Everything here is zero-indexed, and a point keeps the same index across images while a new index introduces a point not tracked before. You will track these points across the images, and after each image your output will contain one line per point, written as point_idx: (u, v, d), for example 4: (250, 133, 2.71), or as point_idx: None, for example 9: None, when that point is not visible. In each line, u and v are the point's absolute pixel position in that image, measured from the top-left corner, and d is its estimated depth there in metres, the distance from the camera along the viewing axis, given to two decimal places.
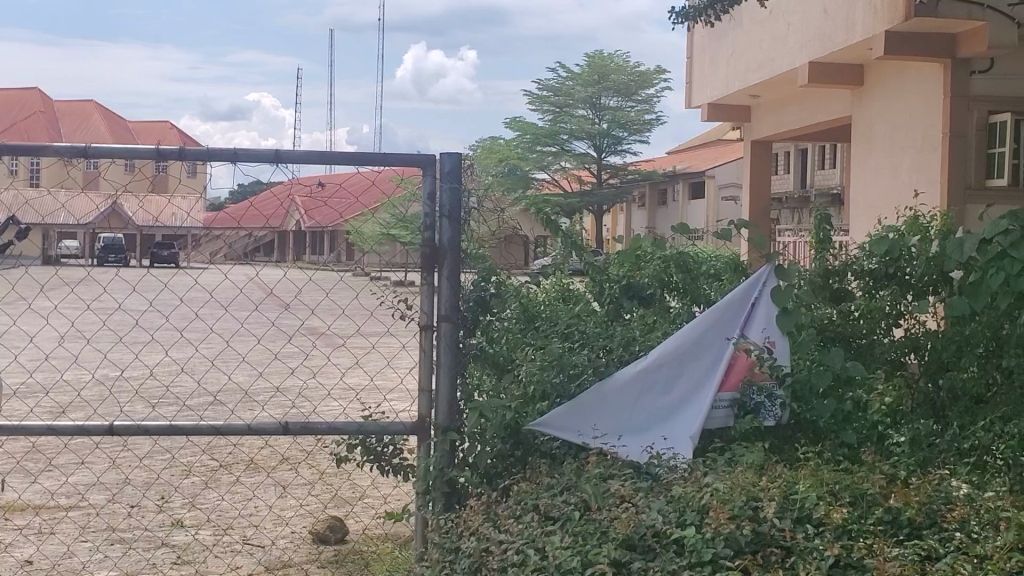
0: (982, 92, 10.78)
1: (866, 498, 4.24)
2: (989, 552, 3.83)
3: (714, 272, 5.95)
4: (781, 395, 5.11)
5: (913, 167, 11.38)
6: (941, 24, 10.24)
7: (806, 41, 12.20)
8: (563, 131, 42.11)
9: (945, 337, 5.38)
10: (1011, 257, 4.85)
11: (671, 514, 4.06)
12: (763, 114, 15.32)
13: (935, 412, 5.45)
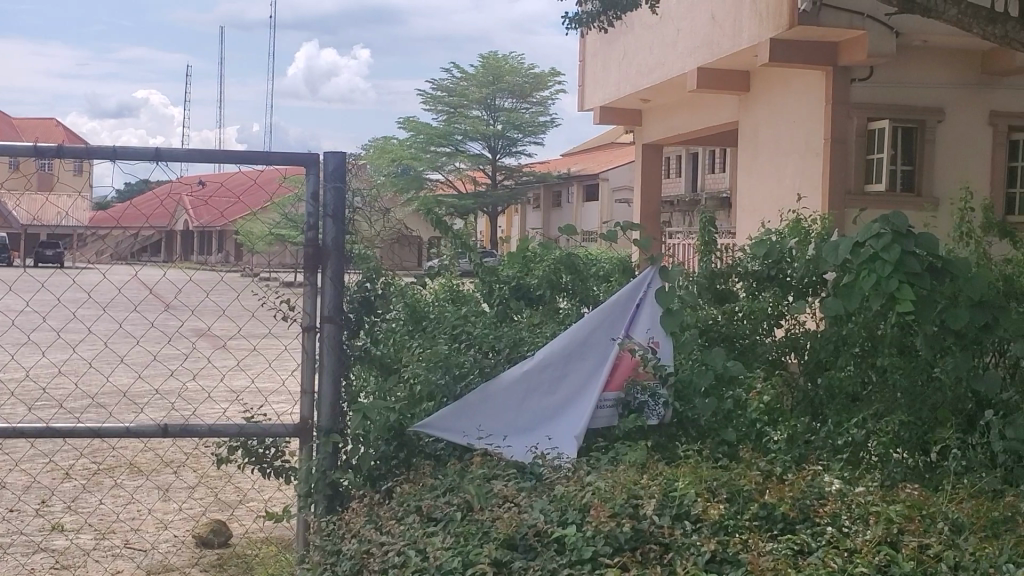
0: (861, 99, 10.98)
1: (742, 495, 4.35)
2: (858, 545, 3.94)
3: (604, 273, 6.07)
4: (664, 394, 5.19)
5: (797, 171, 11.64)
6: (822, 33, 10.47)
7: (694, 47, 12.38)
8: (457, 131, 41.55)
9: (823, 337, 5.52)
10: (882, 259, 4.98)
11: (553, 514, 4.11)
12: (655, 116, 15.50)
13: (812, 409, 5.54)
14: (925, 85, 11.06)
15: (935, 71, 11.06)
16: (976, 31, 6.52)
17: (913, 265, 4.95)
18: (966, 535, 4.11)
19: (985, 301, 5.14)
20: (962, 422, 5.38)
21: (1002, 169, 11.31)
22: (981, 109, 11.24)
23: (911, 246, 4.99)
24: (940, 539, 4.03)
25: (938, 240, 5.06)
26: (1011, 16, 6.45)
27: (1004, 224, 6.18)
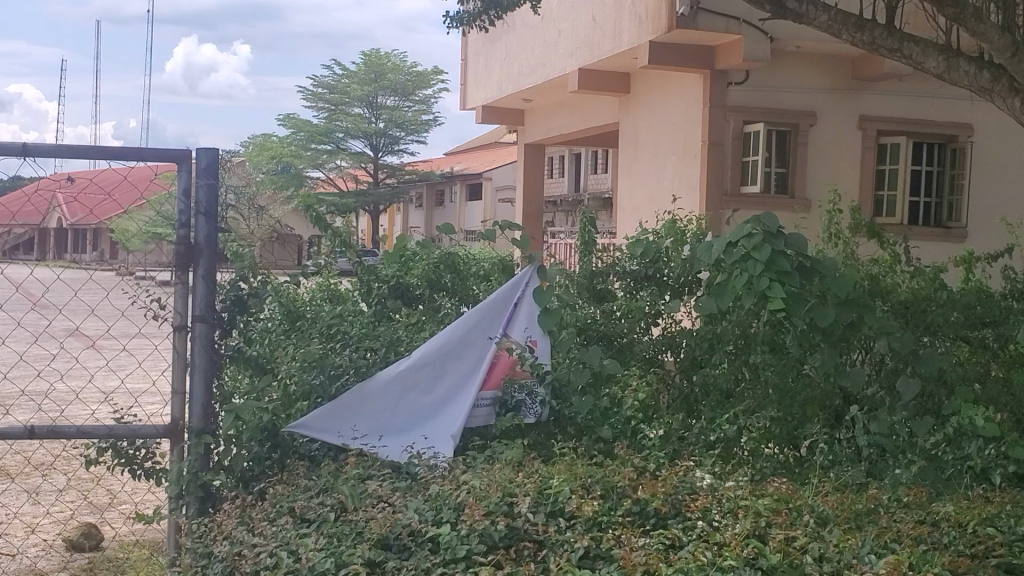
0: (737, 102, 11.15)
1: (616, 491, 4.41)
2: (728, 539, 4.02)
3: (483, 273, 6.14)
4: (541, 392, 5.25)
5: (675, 172, 11.82)
6: (699, 37, 10.64)
7: (574, 48, 12.46)
8: (338, 129, 40.29)
9: (699, 334, 5.61)
10: (754, 259, 5.07)
11: (428, 513, 4.12)
12: (537, 116, 15.58)
13: (687, 405, 5.64)
14: (799, 90, 11.28)
15: (808, 76, 11.29)
16: (845, 38, 6.43)
17: (784, 264, 5.07)
18: (830, 528, 4.22)
19: (852, 300, 5.20)
20: (829, 418, 5.54)
21: (871, 171, 11.62)
22: (853, 113, 11.51)
23: (781, 245, 5.11)
24: (806, 531, 4.12)
25: (807, 240, 5.18)
26: (879, 24, 6.41)
27: (871, 225, 6.38)
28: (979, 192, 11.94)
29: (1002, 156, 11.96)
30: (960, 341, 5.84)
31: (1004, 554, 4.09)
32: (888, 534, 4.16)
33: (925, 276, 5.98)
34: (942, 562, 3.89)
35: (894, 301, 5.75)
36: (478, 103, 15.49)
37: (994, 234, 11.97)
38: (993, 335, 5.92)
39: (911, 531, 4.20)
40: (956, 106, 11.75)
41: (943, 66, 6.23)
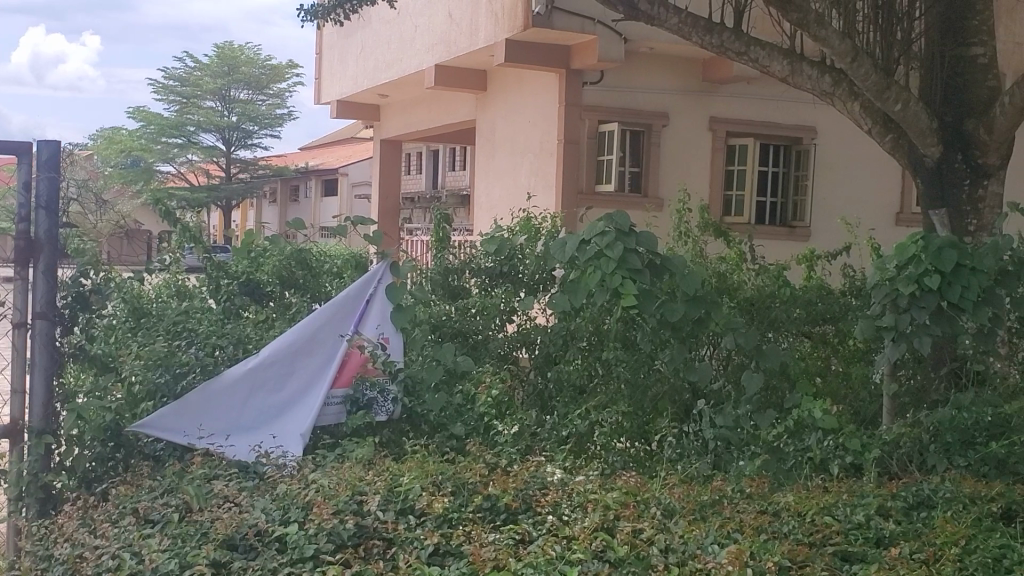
0: (592, 102, 10.36)
1: (467, 488, 4.42)
2: (576, 533, 4.06)
3: (336, 270, 6.10)
4: (393, 390, 5.30)
5: (533, 170, 10.98)
6: (553, 36, 9.85)
7: (432, 44, 11.73)
8: (189, 123, 34.07)
9: (552, 332, 5.64)
10: (606, 257, 5.13)
11: (275, 513, 4.09)
12: (394, 111, 15.29)
13: (541, 401, 5.71)
14: (651, 90, 10.54)
15: (658, 76, 10.55)
16: (695, 39, 6.50)
17: (635, 262, 5.13)
18: (676, 519, 4.30)
19: (699, 297, 5.27)
20: (678, 412, 5.60)
21: (720, 174, 10.93)
22: (702, 114, 10.79)
23: (633, 244, 5.17)
24: (652, 523, 4.20)
25: (658, 239, 5.25)
26: (727, 26, 6.46)
27: (719, 224, 6.52)
28: (823, 193, 11.34)
29: (846, 153, 11.39)
30: (803, 337, 5.96)
31: (840, 541, 4.22)
32: (731, 525, 4.27)
33: (770, 273, 6.10)
34: (782, 551, 3.99)
35: (740, 299, 5.87)
36: (332, 99, 15.07)
37: (836, 232, 11.44)
38: (833, 330, 6.02)
39: (752, 521, 4.31)
40: (798, 110, 11.13)
41: (787, 70, 6.38)
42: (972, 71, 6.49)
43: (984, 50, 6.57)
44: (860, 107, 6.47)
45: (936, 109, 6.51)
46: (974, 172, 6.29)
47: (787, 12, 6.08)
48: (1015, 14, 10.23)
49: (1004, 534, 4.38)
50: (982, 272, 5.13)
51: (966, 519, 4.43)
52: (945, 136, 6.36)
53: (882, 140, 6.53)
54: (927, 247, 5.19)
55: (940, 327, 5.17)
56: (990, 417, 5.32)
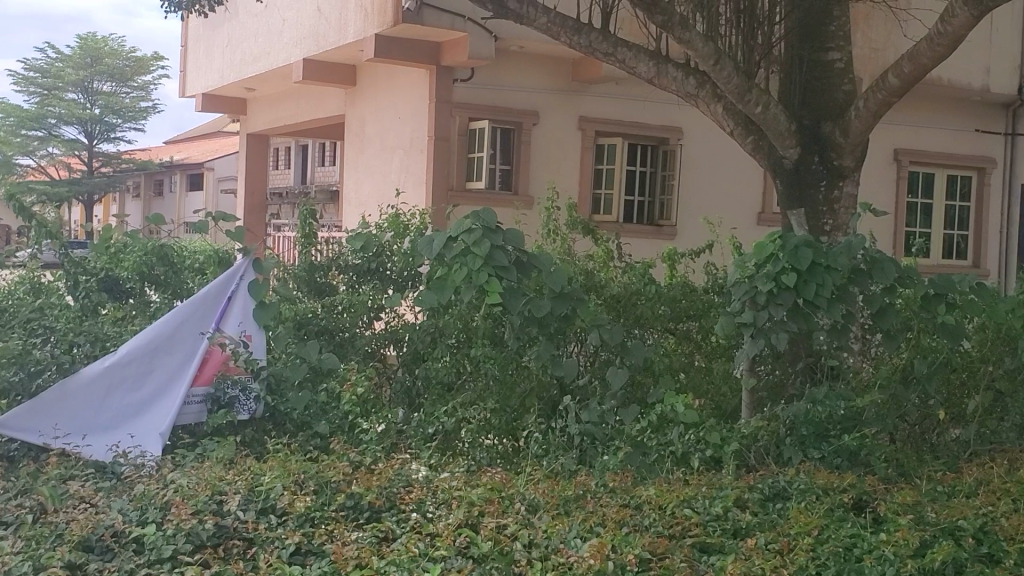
0: (463, 99, 10.20)
1: (330, 487, 4.39)
2: (440, 530, 4.07)
3: (198, 267, 5.95)
4: (255, 388, 5.25)
5: (402, 167, 10.77)
6: (423, 32, 9.69)
7: (300, 38, 11.52)
8: (51, 115, 32.54)
9: (421, 329, 5.63)
10: (474, 254, 5.16)
11: (132, 513, 4.01)
12: (260, 105, 15.02)
13: (409, 398, 5.70)
14: (520, 87, 10.43)
15: (526, 74, 10.44)
16: (564, 39, 6.54)
17: (501, 259, 5.17)
18: (540, 514, 4.33)
19: (566, 293, 5.31)
20: (544, 408, 5.57)
21: (589, 172, 10.82)
22: (571, 113, 10.69)
23: (500, 241, 5.19)
24: (516, 518, 4.23)
25: (524, 236, 5.29)
26: (595, 27, 6.51)
27: (587, 222, 6.58)
28: (687, 192, 11.34)
29: (710, 154, 11.42)
30: (667, 333, 6.08)
31: (699, 533, 4.30)
32: (593, 519, 4.31)
33: (637, 271, 6.18)
34: (642, 544, 4.05)
35: (606, 296, 5.95)
36: (198, 93, 14.71)
37: (699, 231, 11.42)
38: (697, 327, 6.12)
39: (615, 515, 4.36)
40: (663, 110, 11.12)
41: (653, 71, 6.49)
42: (829, 75, 6.68)
43: (841, 54, 6.74)
44: (722, 109, 6.62)
45: (795, 112, 6.67)
46: (831, 173, 6.48)
47: (651, 14, 6.18)
48: (870, 20, 10.58)
49: (855, 523, 4.52)
50: (835, 269, 5.30)
51: (819, 509, 4.57)
52: (803, 138, 6.52)
53: (744, 142, 6.65)
54: (784, 245, 5.34)
55: (796, 323, 5.37)
56: (843, 410, 5.41)
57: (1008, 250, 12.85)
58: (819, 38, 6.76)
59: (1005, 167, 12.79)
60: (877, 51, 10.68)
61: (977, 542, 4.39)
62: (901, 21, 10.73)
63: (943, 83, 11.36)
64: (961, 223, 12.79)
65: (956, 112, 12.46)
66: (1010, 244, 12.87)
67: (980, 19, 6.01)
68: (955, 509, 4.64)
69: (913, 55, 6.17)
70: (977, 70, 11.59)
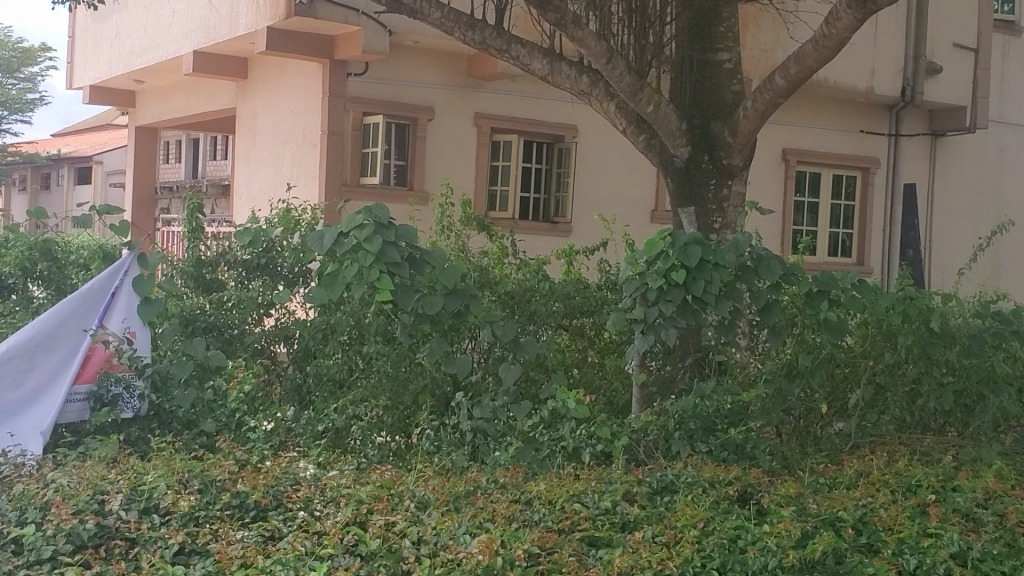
0: (357, 93, 10.11)
1: (215, 486, 4.33)
2: (327, 528, 4.04)
3: (82, 261, 5.82)
4: (140, 386, 5.21)
5: (294, 161, 10.63)
6: (316, 25, 9.58)
7: (191, 30, 11.31)
8: None
9: (312, 326, 5.56)
10: (364, 250, 5.10)
11: (10, 514, 3.92)
12: (149, 98, 14.69)
13: (299, 396, 5.64)
14: (415, 82, 10.38)
15: (421, 69, 10.40)
16: (458, 35, 6.56)
17: (394, 255, 5.13)
18: (429, 511, 4.31)
19: (458, 289, 5.26)
20: (438, 404, 5.54)
21: (484, 169, 10.79)
22: (466, 109, 10.67)
23: (391, 237, 5.15)
24: (405, 516, 4.20)
25: (416, 232, 5.26)
26: (489, 24, 6.53)
27: (481, 217, 6.58)
28: (581, 189, 11.39)
29: (605, 151, 11.51)
30: (560, 329, 6.05)
31: (587, 527, 4.33)
32: (483, 515, 4.30)
33: (531, 267, 6.20)
34: (531, 538, 4.07)
35: (500, 292, 5.95)
36: (87, 85, 14.38)
37: (594, 229, 11.49)
38: (591, 323, 6.11)
39: (504, 510, 4.36)
40: (558, 108, 11.16)
41: (547, 69, 6.51)
42: (719, 75, 6.80)
43: (730, 55, 6.87)
44: (615, 107, 6.66)
45: (686, 111, 6.76)
46: (720, 171, 6.59)
47: (544, 12, 6.22)
48: (759, 23, 10.78)
49: (739, 515, 4.61)
50: (724, 266, 5.38)
51: (705, 502, 4.65)
52: (694, 137, 6.63)
53: (636, 140, 6.76)
54: (674, 243, 5.40)
55: (685, 319, 5.42)
56: (730, 404, 5.52)
57: (891, 248, 13.19)
58: (709, 38, 6.88)
59: (888, 166, 13.10)
60: (766, 53, 10.89)
61: (856, 532, 4.49)
62: (790, 24, 10.96)
63: (829, 84, 11.63)
64: (846, 222, 13.13)
65: (842, 112, 12.76)
66: (893, 242, 13.22)
67: (863, 22, 6.17)
68: (835, 500, 4.75)
69: (800, 57, 6.30)
70: (862, 72, 11.89)
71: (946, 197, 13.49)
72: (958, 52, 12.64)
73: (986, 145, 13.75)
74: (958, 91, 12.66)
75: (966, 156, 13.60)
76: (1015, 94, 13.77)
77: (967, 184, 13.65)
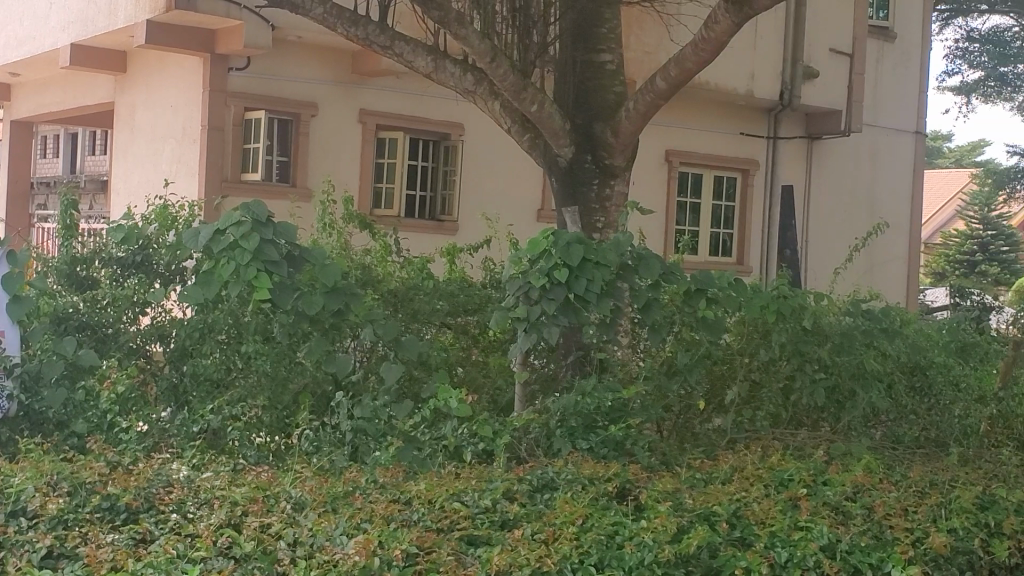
0: (239, 88, 9.94)
1: (85, 487, 4.23)
2: (200, 530, 3.97)
3: None
4: (9, 386, 5.06)
5: (173, 157, 10.41)
6: (196, 19, 9.40)
7: (67, 22, 11.00)
8: None
9: (189, 324, 5.44)
10: (242, 248, 5.15)
11: None
12: (24, 91, 14.27)
13: (176, 397, 5.48)
14: (298, 78, 10.26)
15: (304, 65, 10.28)
16: (341, 31, 6.57)
17: (271, 254, 5.16)
18: (306, 512, 4.26)
19: (339, 288, 5.23)
20: (317, 404, 5.45)
21: (369, 166, 10.72)
22: (350, 105, 10.57)
23: (269, 235, 5.19)
24: (281, 518, 4.15)
25: (295, 230, 5.31)
26: (372, 20, 6.53)
27: (363, 215, 6.53)
28: (466, 188, 11.39)
29: (490, 150, 11.52)
30: (444, 328, 5.99)
31: (466, 526, 4.32)
32: (360, 515, 4.26)
33: (414, 266, 6.18)
34: (410, 538, 4.04)
35: (383, 290, 5.90)
36: None
37: (478, 226, 11.49)
38: (475, 322, 6.10)
39: (383, 510, 4.33)
40: (442, 105, 11.12)
41: (431, 66, 6.52)
42: (601, 76, 6.83)
43: (612, 56, 6.90)
44: (500, 106, 6.68)
45: (568, 111, 6.80)
46: (602, 171, 6.65)
47: (430, 10, 6.30)
48: (643, 25, 10.95)
49: (617, 511, 4.65)
50: (605, 265, 5.45)
51: (584, 499, 4.68)
52: (576, 137, 6.67)
53: (520, 139, 6.78)
54: (557, 242, 5.43)
55: (566, 318, 5.45)
56: (610, 401, 5.59)
57: (769, 247, 13.47)
58: (591, 39, 6.91)
59: (767, 168, 13.41)
60: (650, 55, 11.05)
61: (730, 526, 4.57)
62: (672, 27, 11.15)
63: (710, 87, 11.84)
64: (727, 222, 13.37)
65: (723, 115, 13.02)
66: (771, 241, 13.51)
67: (741, 26, 6.29)
68: (710, 495, 4.84)
69: (680, 60, 6.40)
70: (743, 75, 12.12)
71: (823, 198, 13.85)
72: (834, 57, 12.98)
73: (861, 147, 14.13)
74: (834, 95, 13.00)
75: (841, 158, 13.97)
76: (889, 98, 14.18)
77: (842, 186, 14.04)
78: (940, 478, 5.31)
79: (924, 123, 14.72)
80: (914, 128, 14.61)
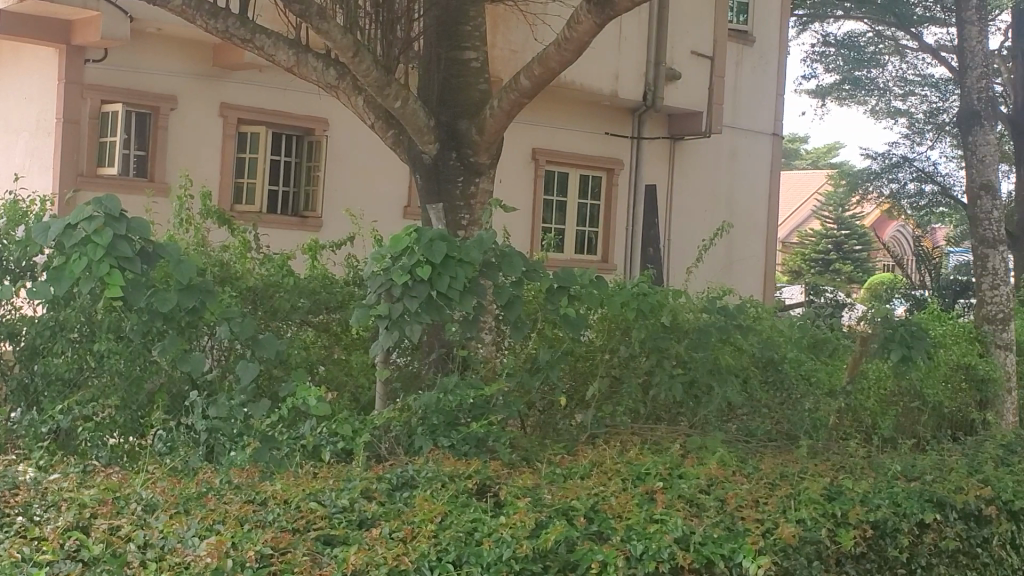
0: (95, 81, 9.67)
1: None
2: (46, 533, 3.88)
3: None
4: None
5: (26, 151, 10.08)
6: (50, 8, 9.12)
7: None
8: None
9: (39, 322, 5.34)
10: (94, 243, 4.93)
11: None
12: None
13: (26, 397, 5.43)
14: (157, 71, 10.02)
15: (164, 58, 10.05)
16: (201, 24, 6.46)
17: (124, 249, 4.96)
18: (156, 514, 4.16)
19: (195, 286, 5.10)
20: (171, 403, 5.33)
21: (230, 161, 10.54)
22: (210, 99, 10.37)
23: (122, 230, 4.98)
24: (131, 519, 4.06)
25: (149, 225, 5.07)
26: (232, 12, 6.45)
27: (222, 211, 6.42)
28: (331, 183, 11.26)
29: (354, 146, 11.42)
30: (304, 326, 5.94)
31: (322, 526, 4.27)
32: (214, 516, 4.18)
33: (274, 263, 6.08)
34: (264, 539, 3.97)
35: (241, 287, 5.81)
36: None
37: (343, 222, 11.38)
38: (338, 319, 6.05)
39: (236, 512, 4.26)
40: (305, 101, 10.99)
41: (293, 60, 6.47)
42: (466, 73, 6.84)
43: (477, 54, 6.91)
44: (363, 101, 6.64)
45: (433, 107, 6.79)
46: (467, 169, 6.64)
47: (291, 4, 6.26)
48: (509, 25, 11.05)
49: (476, 508, 4.66)
50: (468, 263, 5.43)
51: (443, 496, 4.68)
52: (441, 133, 6.65)
53: (384, 135, 6.77)
54: (419, 239, 5.39)
55: (429, 316, 5.41)
56: (472, 399, 5.56)
57: (633, 245, 13.70)
58: (455, 36, 6.90)
59: (631, 167, 13.61)
60: (515, 54, 11.15)
61: (587, 520, 4.62)
62: (536, 28, 11.29)
63: (576, 87, 11.97)
64: (592, 221, 13.55)
65: (588, 115, 13.19)
66: (635, 238, 13.72)
67: (602, 27, 6.38)
68: (568, 490, 4.89)
69: (543, 59, 6.45)
70: (608, 76, 12.29)
71: (685, 197, 14.12)
72: (697, 60, 13.24)
73: (722, 148, 14.44)
74: (696, 97, 13.27)
75: (703, 158, 14.26)
76: (747, 100, 14.52)
77: (704, 185, 14.33)
78: (790, 471, 5.46)
79: (781, 125, 15.11)
80: (771, 129, 14.99)
